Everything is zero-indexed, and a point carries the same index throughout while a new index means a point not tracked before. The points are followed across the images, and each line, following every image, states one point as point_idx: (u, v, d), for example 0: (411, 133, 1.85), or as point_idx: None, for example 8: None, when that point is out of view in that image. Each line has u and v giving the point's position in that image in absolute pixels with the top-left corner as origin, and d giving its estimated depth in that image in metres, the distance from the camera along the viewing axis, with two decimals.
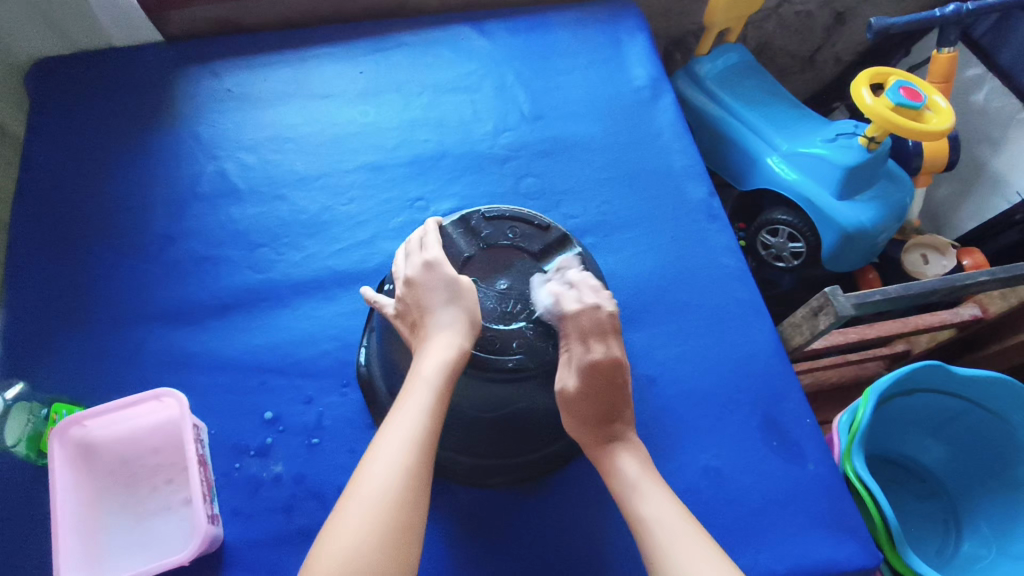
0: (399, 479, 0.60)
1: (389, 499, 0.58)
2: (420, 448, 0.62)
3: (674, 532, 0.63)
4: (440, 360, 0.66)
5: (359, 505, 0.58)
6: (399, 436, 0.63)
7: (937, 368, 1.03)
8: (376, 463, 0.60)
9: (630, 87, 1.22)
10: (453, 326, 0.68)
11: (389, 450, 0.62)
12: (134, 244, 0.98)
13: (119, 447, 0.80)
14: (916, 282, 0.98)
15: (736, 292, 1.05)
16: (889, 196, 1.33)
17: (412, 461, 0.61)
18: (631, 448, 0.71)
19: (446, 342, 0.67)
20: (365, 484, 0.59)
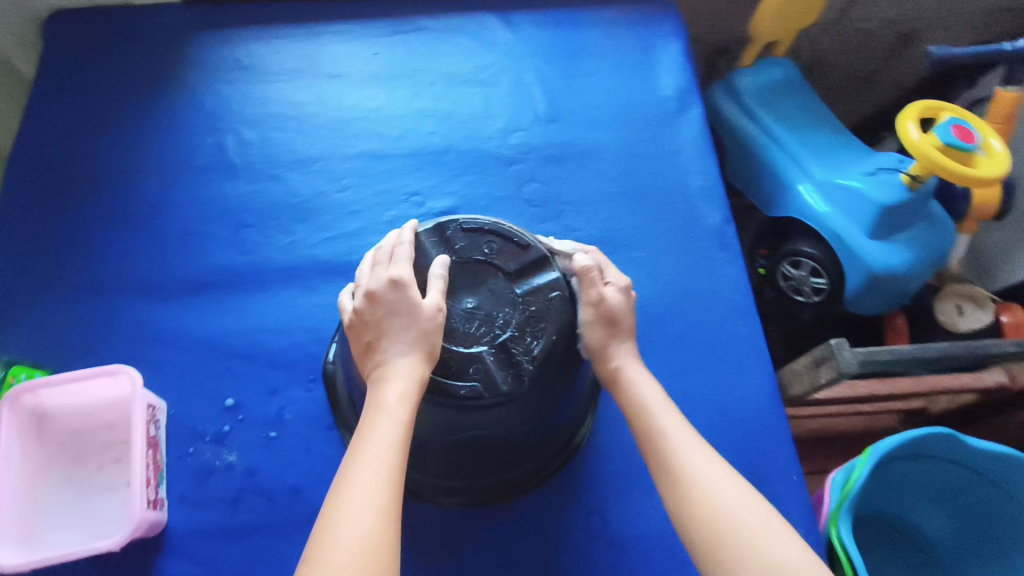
0: (379, 520, 0.55)
1: (372, 543, 0.53)
2: (393, 485, 0.58)
3: (693, 451, 0.68)
4: (403, 390, 0.62)
5: (339, 553, 0.52)
6: (372, 474, 0.57)
7: (947, 437, 0.95)
8: (351, 505, 0.55)
9: (656, 97, 1.15)
10: (413, 355, 0.64)
11: (364, 489, 0.56)
12: (122, 210, 0.96)
13: (73, 419, 0.79)
14: (924, 346, 0.93)
15: (738, 330, 0.99)
16: (925, 240, 1.24)
17: (388, 499, 0.57)
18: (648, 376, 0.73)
19: (405, 371, 0.63)
20: (343, 530, 0.54)
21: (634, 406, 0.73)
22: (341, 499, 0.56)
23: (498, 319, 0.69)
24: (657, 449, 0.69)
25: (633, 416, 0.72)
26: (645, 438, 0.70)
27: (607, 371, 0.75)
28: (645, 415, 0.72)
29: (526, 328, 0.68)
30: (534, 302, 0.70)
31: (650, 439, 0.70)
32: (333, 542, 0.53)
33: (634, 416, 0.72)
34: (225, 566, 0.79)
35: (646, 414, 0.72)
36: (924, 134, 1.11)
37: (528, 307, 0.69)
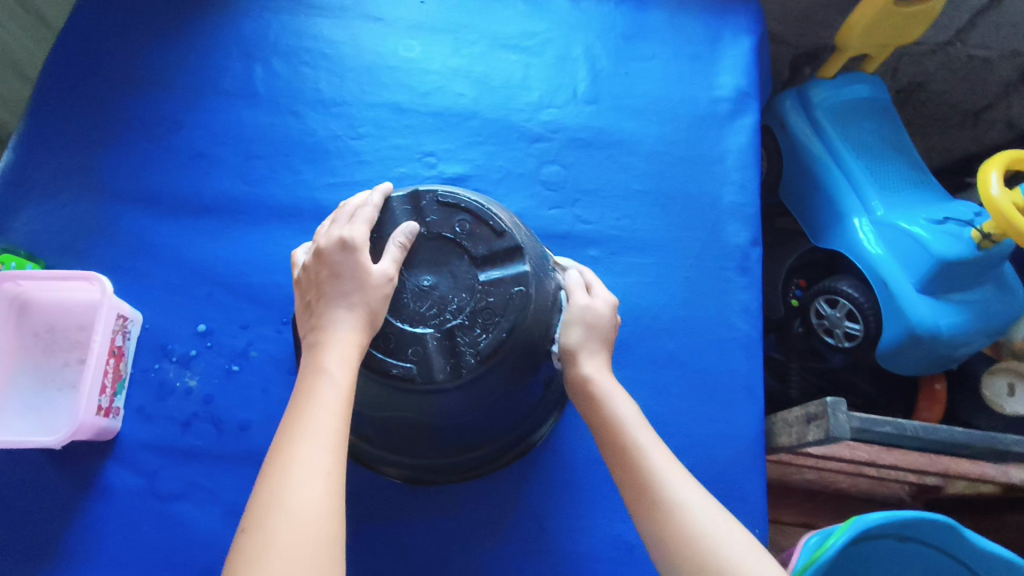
0: (329, 486, 0.51)
1: (323, 510, 0.50)
2: (341, 450, 0.54)
3: (675, 475, 0.59)
4: (345, 355, 0.59)
5: (288, 521, 0.48)
6: (318, 439, 0.53)
7: (947, 526, 0.87)
8: (297, 472, 0.51)
9: (709, 96, 1.05)
10: (353, 322, 0.60)
11: (310, 453, 0.52)
12: (144, 120, 0.97)
13: (48, 314, 0.81)
14: (944, 429, 0.82)
15: (734, 363, 0.91)
16: (985, 306, 1.10)
17: (336, 465, 0.53)
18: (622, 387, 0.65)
19: (344, 336, 0.60)
20: (291, 497, 0.49)
21: (611, 420, 0.64)
22: (286, 466, 0.51)
23: (451, 303, 0.65)
24: (633, 472, 0.60)
25: (608, 432, 0.64)
26: (623, 460, 0.62)
27: (578, 377, 0.67)
28: (619, 429, 0.63)
29: (478, 318, 0.64)
30: (493, 293, 0.65)
31: (626, 462, 0.61)
32: (280, 510, 0.49)
33: (608, 433, 0.64)
34: (164, 486, 0.81)
35: (622, 432, 0.63)
36: (1007, 189, 0.97)
37: (486, 297, 0.65)
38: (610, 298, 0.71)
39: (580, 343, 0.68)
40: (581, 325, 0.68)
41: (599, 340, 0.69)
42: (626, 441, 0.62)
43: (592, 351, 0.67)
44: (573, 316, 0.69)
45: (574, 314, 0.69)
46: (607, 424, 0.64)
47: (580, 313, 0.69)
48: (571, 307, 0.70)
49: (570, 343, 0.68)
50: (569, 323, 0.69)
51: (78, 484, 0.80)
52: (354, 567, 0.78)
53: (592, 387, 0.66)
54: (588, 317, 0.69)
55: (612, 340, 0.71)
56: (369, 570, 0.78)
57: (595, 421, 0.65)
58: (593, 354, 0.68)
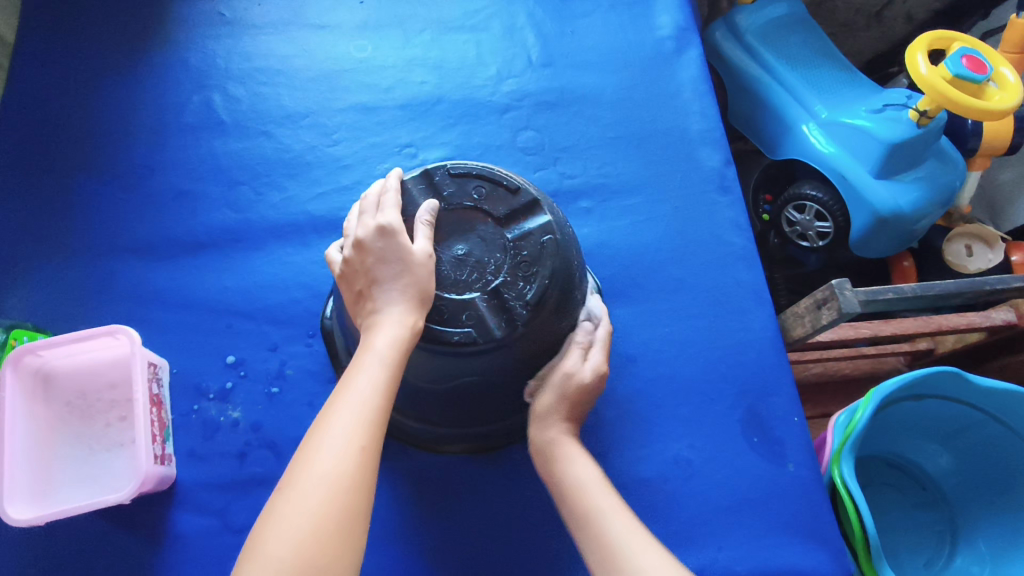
0: (356, 459, 0.56)
1: (346, 480, 0.54)
2: (376, 426, 0.58)
3: (635, 540, 0.63)
4: (395, 336, 0.62)
5: (313, 483, 0.53)
6: (356, 415, 0.58)
7: (954, 376, 0.94)
8: (329, 441, 0.56)
9: (653, 37, 1.10)
10: (407, 301, 0.63)
11: (345, 428, 0.57)
12: (114, 172, 0.96)
13: (76, 379, 0.80)
14: (933, 284, 0.91)
15: (739, 274, 0.97)
16: (935, 177, 1.20)
17: (370, 441, 0.57)
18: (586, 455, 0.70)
19: (398, 316, 0.63)
20: (319, 463, 0.54)
21: (572, 484, 0.69)
22: (324, 434, 0.57)
23: (489, 265, 0.68)
24: (593, 537, 0.65)
25: (571, 495, 0.69)
26: (578, 522, 0.67)
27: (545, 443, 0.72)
28: (577, 497, 0.68)
29: (517, 273, 0.68)
30: (525, 248, 0.69)
31: (586, 525, 0.66)
32: (309, 472, 0.54)
33: (572, 496, 0.69)
34: (234, 519, 0.81)
35: (581, 495, 0.68)
36: (934, 66, 1.06)
37: (519, 252, 0.69)
38: (600, 367, 0.74)
39: (549, 409, 0.73)
40: (555, 392, 0.72)
41: (573, 407, 0.73)
42: (583, 505, 0.67)
43: (570, 396, 0.73)
44: (552, 381, 0.73)
45: (555, 381, 0.72)
46: (567, 488, 0.69)
47: (560, 382, 0.72)
48: (555, 370, 0.73)
49: (539, 409, 0.73)
50: (548, 387, 0.73)
51: (148, 538, 0.80)
52: (442, 545, 0.80)
53: (556, 455, 0.71)
54: (565, 388, 0.72)
55: (588, 405, 0.75)
56: (456, 545, 0.80)
57: (557, 485, 0.70)
58: (559, 421, 0.73)
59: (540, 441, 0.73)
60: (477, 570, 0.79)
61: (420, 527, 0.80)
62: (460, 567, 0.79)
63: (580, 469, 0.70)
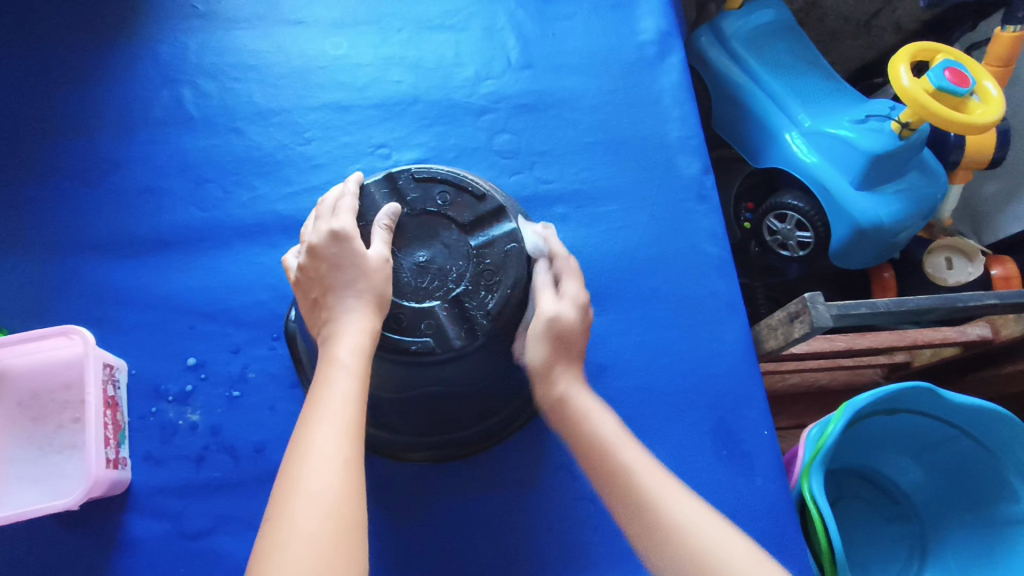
0: (346, 473, 0.54)
1: (338, 495, 0.53)
2: (356, 438, 0.57)
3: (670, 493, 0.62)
4: (356, 342, 0.61)
5: (307, 506, 0.52)
6: (333, 428, 0.56)
7: (926, 392, 0.94)
8: (313, 459, 0.54)
9: (635, 42, 1.09)
10: (364, 308, 0.62)
11: (326, 442, 0.55)
12: (78, 167, 0.93)
13: (29, 379, 0.78)
14: (907, 299, 0.90)
15: (713, 284, 0.95)
16: (916, 189, 1.19)
17: (353, 451, 0.56)
18: (599, 406, 0.67)
19: (357, 323, 0.62)
20: (308, 483, 0.53)
21: (594, 439, 0.67)
22: (304, 454, 0.55)
23: (451, 272, 0.67)
24: (627, 489, 0.64)
25: (593, 451, 0.66)
26: (607, 479, 0.65)
27: (554, 398, 0.69)
28: (605, 451, 0.66)
29: (480, 281, 0.66)
30: (488, 255, 0.67)
31: (615, 480, 0.64)
32: (301, 495, 0.52)
33: (593, 448, 0.66)
34: (190, 525, 0.79)
35: (604, 452, 0.66)
36: (916, 78, 1.05)
37: (482, 260, 0.67)
38: (575, 297, 0.69)
39: (546, 362, 0.69)
40: (544, 342, 0.68)
41: (565, 352, 0.70)
42: (611, 464, 0.64)
43: (563, 338, 0.69)
44: (537, 330, 0.68)
45: (539, 330, 0.68)
46: (588, 440, 0.67)
47: (546, 327, 0.68)
48: (536, 317, 0.68)
49: (534, 364, 0.69)
50: (534, 339, 0.68)
51: (101, 543, 0.78)
52: (402, 556, 0.78)
53: (568, 411, 0.68)
54: (554, 330, 0.68)
55: (578, 342, 0.71)
56: (414, 556, 0.78)
57: (574, 438, 0.68)
58: (564, 371, 0.70)
59: (549, 401, 0.70)
60: None
61: (381, 536, 0.79)
62: None
63: (604, 421, 0.68)
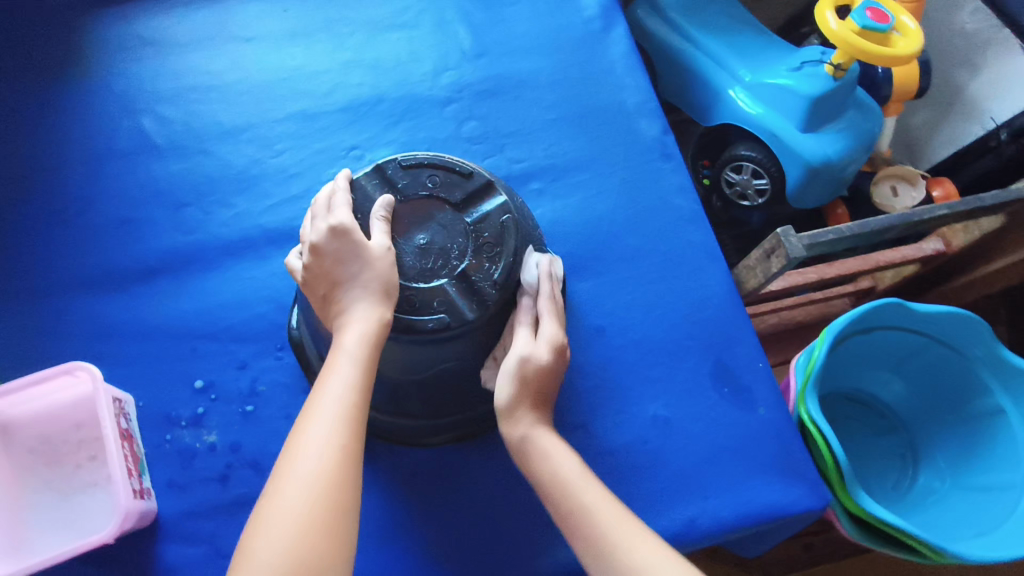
0: (338, 456, 0.59)
1: (328, 478, 0.57)
2: (353, 423, 0.61)
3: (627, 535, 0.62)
4: (362, 332, 0.63)
5: (298, 486, 0.56)
6: (330, 414, 0.61)
7: (897, 307, 1.02)
8: (310, 443, 0.59)
9: (581, 18, 1.13)
10: (371, 299, 0.64)
11: (321, 428, 0.60)
12: (49, 209, 0.92)
13: (38, 425, 0.77)
14: (869, 221, 0.98)
15: (690, 235, 1.00)
16: (855, 125, 1.26)
17: (349, 437, 0.60)
18: (558, 447, 0.68)
19: (365, 313, 0.64)
20: (301, 465, 0.58)
21: (551, 477, 0.67)
22: (301, 437, 0.60)
23: (453, 250, 0.69)
24: (583, 529, 0.64)
25: (550, 489, 0.67)
26: (565, 515, 0.65)
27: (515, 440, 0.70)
28: (563, 488, 0.66)
29: (482, 254, 0.69)
30: (485, 229, 0.70)
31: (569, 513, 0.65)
32: (292, 477, 0.57)
33: (549, 489, 0.67)
34: (224, 543, 0.79)
35: (562, 488, 0.66)
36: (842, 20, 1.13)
37: (480, 234, 0.70)
38: (551, 341, 0.71)
39: (512, 402, 0.70)
40: (515, 379, 0.69)
41: (535, 395, 0.71)
42: (565, 502, 0.66)
43: (534, 380, 0.70)
44: (510, 368, 0.70)
45: (510, 369, 0.69)
46: (545, 483, 0.68)
47: (517, 367, 0.70)
48: (510, 356, 0.70)
49: (501, 402, 0.70)
50: (504, 375, 0.70)
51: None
52: (440, 538, 0.80)
53: (529, 451, 0.69)
54: (525, 373, 0.70)
55: (551, 385, 0.72)
56: (452, 536, 0.80)
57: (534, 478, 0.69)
58: (526, 412, 0.70)
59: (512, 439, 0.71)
60: (479, 556, 0.79)
61: (416, 523, 0.80)
62: (461, 556, 0.79)
63: (568, 462, 0.68)
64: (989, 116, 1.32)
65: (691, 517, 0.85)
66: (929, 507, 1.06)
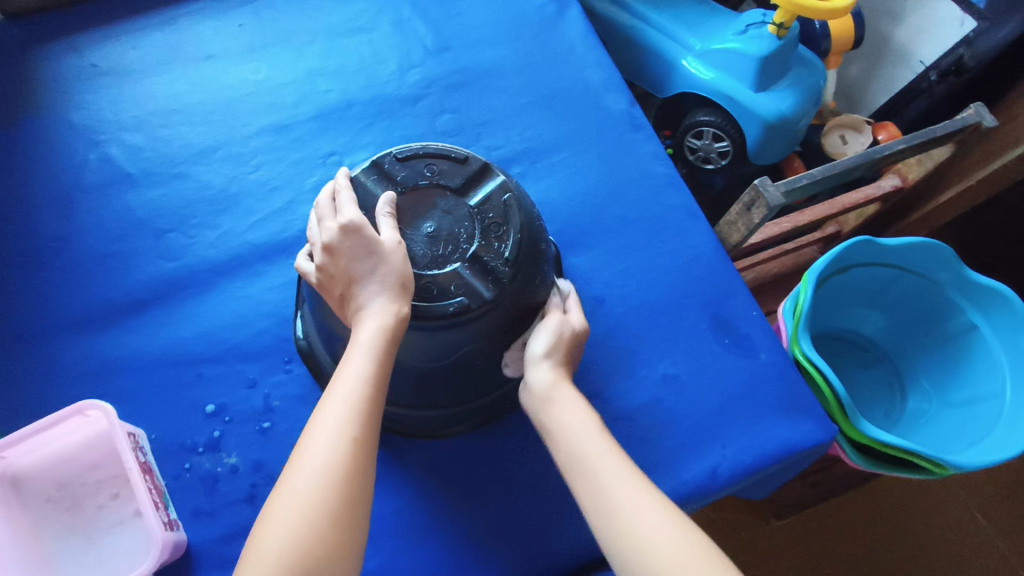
0: (347, 451, 0.59)
1: (336, 471, 0.58)
2: (365, 417, 0.61)
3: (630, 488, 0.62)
4: (379, 325, 0.63)
5: (306, 479, 0.57)
6: (341, 407, 0.61)
7: (868, 243, 1.07)
8: (321, 436, 0.59)
9: (534, 4, 1.16)
10: (387, 293, 0.64)
11: (332, 421, 0.60)
12: (27, 253, 0.90)
13: (50, 472, 0.74)
14: (836, 163, 1.03)
15: (670, 199, 1.04)
16: (802, 81, 1.31)
17: (360, 431, 0.60)
18: (579, 401, 0.69)
19: (382, 307, 0.64)
20: (310, 458, 0.58)
21: (560, 428, 0.68)
22: (314, 430, 0.60)
23: (461, 234, 0.70)
24: (588, 481, 0.64)
25: (561, 437, 0.68)
26: (573, 467, 0.66)
27: (540, 388, 0.71)
28: (573, 441, 0.67)
29: (491, 235, 0.70)
30: (490, 210, 0.71)
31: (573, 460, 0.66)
32: (301, 469, 0.58)
33: (559, 441, 0.68)
34: None
35: (572, 441, 0.67)
36: None
37: (485, 216, 0.71)
38: (583, 321, 0.78)
39: (547, 351, 0.73)
40: (553, 334, 0.74)
41: (566, 355, 0.75)
42: (575, 450, 0.66)
43: (569, 342, 0.75)
44: (549, 326, 0.74)
45: (549, 327, 0.74)
46: (555, 430, 0.69)
47: (556, 327, 0.74)
48: (546, 322, 0.75)
49: (534, 353, 0.73)
50: (541, 333, 0.74)
51: None
52: (480, 524, 0.80)
53: (554, 400, 0.70)
54: (563, 334, 0.75)
55: (575, 360, 0.77)
56: (491, 520, 0.80)
57: (546, 429, 0.70)
58: (555, 366, 0.73)
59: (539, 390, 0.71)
60: (520, 535, 0.80)
61: (453, 512, 0.80)
62: (503, 538, 0.79)
63: (578, 414, 0.69)
64: (918, 60, 1.40)
65: (713, 465, 0.88)
66: (924, 427, 1.12)
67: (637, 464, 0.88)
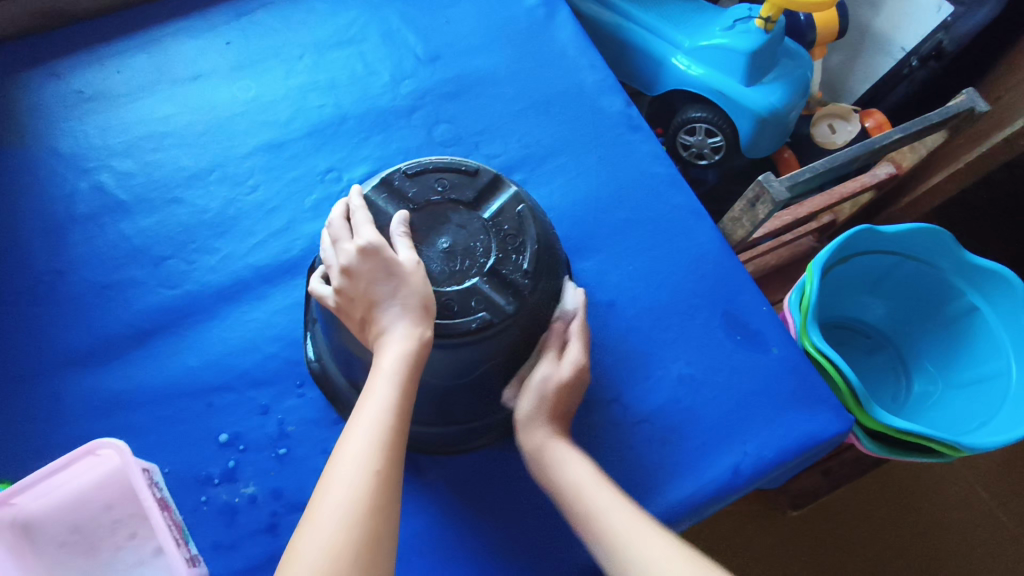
0: (371, 484, 0.57)
1: (361, 505, 0.56)
2: (387, 448, 0.59)
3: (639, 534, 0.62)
4: (401, 351, 0.62)
5: (330, 514, 0.55)
6: (365, 438, 0.59)
7: (869, 232, 1.08)
8: (344, 470, 0.57)
9: (523, 8, 1.15)
10: (409, 316, 0.63)
11: (355, 453, 0.58)
12: (20, 288, 0.87)
13: (63, 516, 0.71)
14: (837, 155, 1.04)
15: (673, 199, 1.04)
16: (792, 73, 1.32)
17: (383, 463, 0.58)
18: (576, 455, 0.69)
19: (403, 331, 0.62)
20: (334, 493, 0.56)
21: (564, 485, 0.68)
22: (337, 462, 0.59)
23: (478, 248, 0.69)
24: (593, 536, 0.64)
25: (564, 497, 0.67)
26: (578, 520, 0.65)
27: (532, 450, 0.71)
28: (575, 497, 0.67)
29: (507, 247, 0.69)
30: (505, 222, 0.70)
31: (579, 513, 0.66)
32: (323, 504, 0.56)
33: (563, 498, 0.67)
34: None
35: (576, 495, 0.67)
36: None
37: (500, 228, 0.70)
38: (579, 362, 0.73)
39: (532, 415, 0.71)
40: (535, 397, 0.71)
41: (554, 412, 0.72)
42: (579, 507, 0.65)
43: (556, 396, 0.72)
44: (531, 388, 0.72)
45: (534, 385, 0.72)
46: (557, 489, 0.68)
47: (540, 386, 0.72)
48: (532, 376, 0.72)
49: (522, 415, 0.72)
50: (526, 393, 0.72)
51: None
52: (508, 538, 0.79)
53: (546, 460, 0.70)
54: (547, 391, 0.71)
55: (571, 403, 0.74)
56: (519, 534, 0.79)
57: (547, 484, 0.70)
58: (544, 427, 0.71)
59: (529, 450, 0.71)
60: (549, 547, 0.78)
61: (480, 528, 0.79)
62: (533, 551, 0.78)
63: (583, 470, 0.69)
64: (898, 47, 1.41)
65: (736, 463, 0.88)
66: (933, 410, 1.13)
67: (659, 467, 0.87)
